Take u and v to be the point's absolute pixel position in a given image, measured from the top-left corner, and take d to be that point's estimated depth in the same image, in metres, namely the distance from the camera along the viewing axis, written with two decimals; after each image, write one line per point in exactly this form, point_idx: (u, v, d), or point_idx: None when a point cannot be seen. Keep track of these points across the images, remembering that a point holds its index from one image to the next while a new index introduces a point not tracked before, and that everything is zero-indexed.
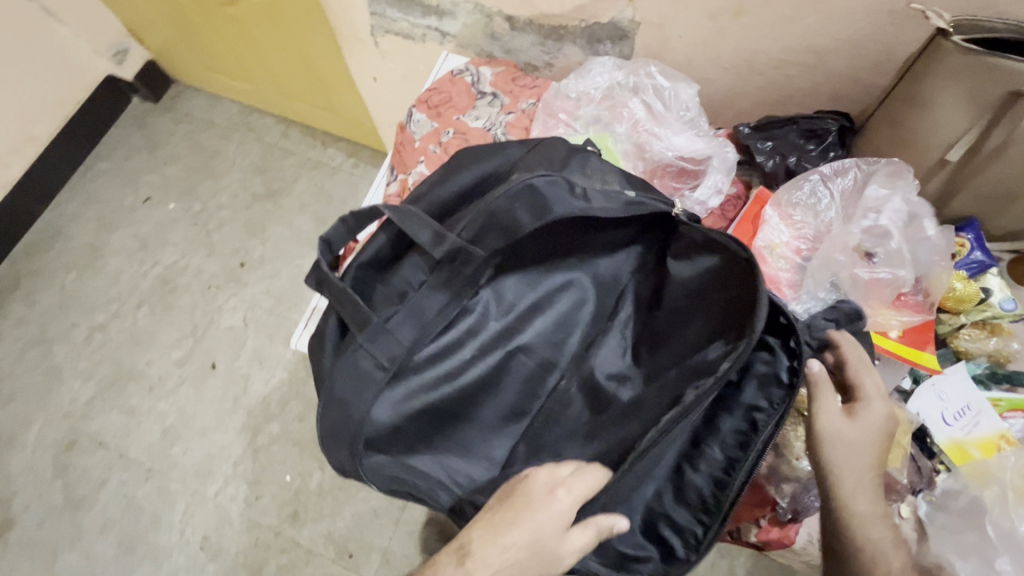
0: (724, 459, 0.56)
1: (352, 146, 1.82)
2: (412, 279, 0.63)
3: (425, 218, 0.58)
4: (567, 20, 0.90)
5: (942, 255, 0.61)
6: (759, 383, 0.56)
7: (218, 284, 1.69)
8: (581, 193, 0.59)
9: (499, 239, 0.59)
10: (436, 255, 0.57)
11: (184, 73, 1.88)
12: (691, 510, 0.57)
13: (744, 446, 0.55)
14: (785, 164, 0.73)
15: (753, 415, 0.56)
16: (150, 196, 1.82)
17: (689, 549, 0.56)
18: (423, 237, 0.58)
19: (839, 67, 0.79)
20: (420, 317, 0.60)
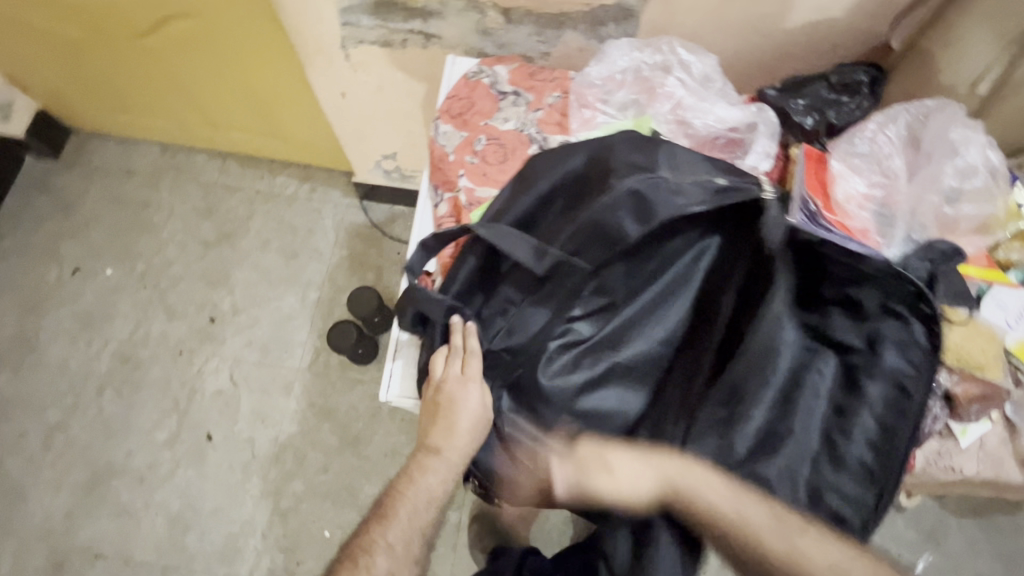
0: (880, 426, 0.60)
1: (304, 170, 1.68)
2: (511, 295, 0.66)
3: (523, 235, 0.60)
4: (568, 6, 0.87)
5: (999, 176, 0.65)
6: (900, 348, 0.60)
7: (190, 348, 1.51)
8: (676, 189, 0.60)
9: (602, 248, 0.62)
10: (541, 270, 0.60)
11: (85, 119, 1.64)
12: (857, 478, 0.61)
13: (900, 412, 0.59)
14: (824, 119, 0.77)
15: (900, 380, 0.60)
16: (79, 266, 1.59)
17: (863, 515, 0.61)
18: (526, 256, 0.61)
19: (842, 19, 0.83)
20: (525, 332, 0.66)
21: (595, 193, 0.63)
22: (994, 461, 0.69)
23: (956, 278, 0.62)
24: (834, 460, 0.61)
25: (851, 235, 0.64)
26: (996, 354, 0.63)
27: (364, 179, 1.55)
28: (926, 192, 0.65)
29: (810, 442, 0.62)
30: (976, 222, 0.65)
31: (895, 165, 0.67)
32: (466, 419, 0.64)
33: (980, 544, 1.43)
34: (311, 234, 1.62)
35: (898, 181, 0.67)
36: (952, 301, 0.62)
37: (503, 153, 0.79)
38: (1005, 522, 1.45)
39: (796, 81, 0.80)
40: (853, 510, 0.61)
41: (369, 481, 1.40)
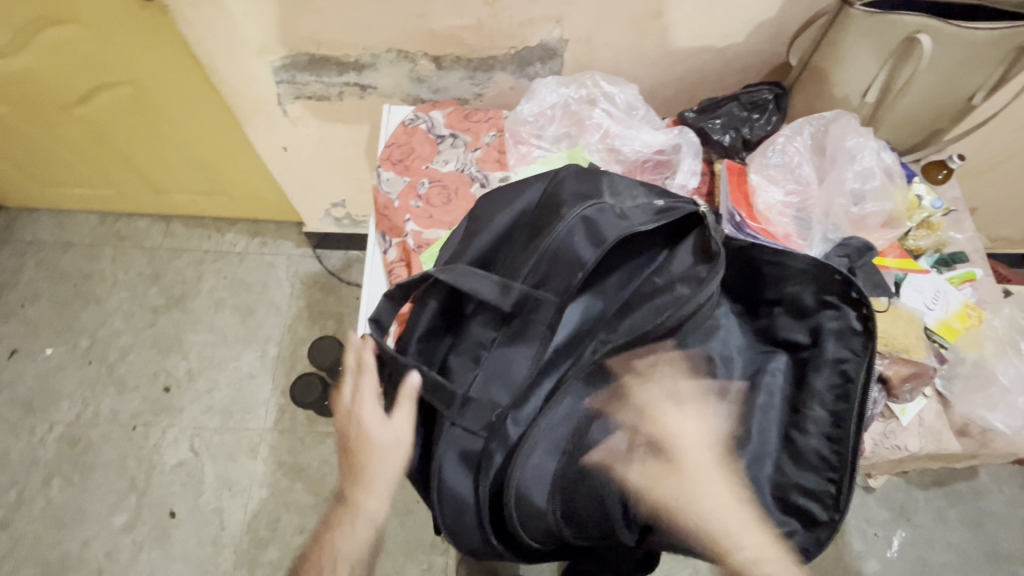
0: (832, 415, 0.63)
1: (254, 225, 1.66)
2: (483, 337, 0.66)
3: (485, 273, 0.60)
4: (495, 50, 0.92)
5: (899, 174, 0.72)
6: (838, 337, 0.63)
7: (145, 421, 1.44)
8: (623, 215, 0.63)
9: (561, 278, 0.62)
10: (508, 305, 0.60)
11: (14, 195, 1.57)
12: (818, 472, 0.63)
13: (845, 397, 0.62)
14: (739, 136, 0.83)
15: (842, 367, 0.63)
16: (16, 349, 1.50)
17: (829, 509, 0.62)
18: (493, 293, 0.60)
19: (745, 45, 0.91)
20: (510, 378, 0.63)
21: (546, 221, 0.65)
22: (934, 435, 0.74)
23: (871, 271, 0.67)
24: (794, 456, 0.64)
25: (774, 241, 0.70)
26: (917, 336, 0.69)
27: (315, 229, 1.54)
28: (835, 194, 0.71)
29: (770, 441, 0.65)
30: (882, 217, 0.71)
31: (805, 172, 0.73)
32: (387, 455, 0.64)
33: (947, 514, 1.50)
34: (265, 288, 1.60)
35: (810, 187, 0.73)
36: (874, 290, 0.66)
37: (447, 195, 0.82)
38: (966, 489, 1.53)
39: (711, 103, 0.86)
40: (819, 505, 0.62)
41: None
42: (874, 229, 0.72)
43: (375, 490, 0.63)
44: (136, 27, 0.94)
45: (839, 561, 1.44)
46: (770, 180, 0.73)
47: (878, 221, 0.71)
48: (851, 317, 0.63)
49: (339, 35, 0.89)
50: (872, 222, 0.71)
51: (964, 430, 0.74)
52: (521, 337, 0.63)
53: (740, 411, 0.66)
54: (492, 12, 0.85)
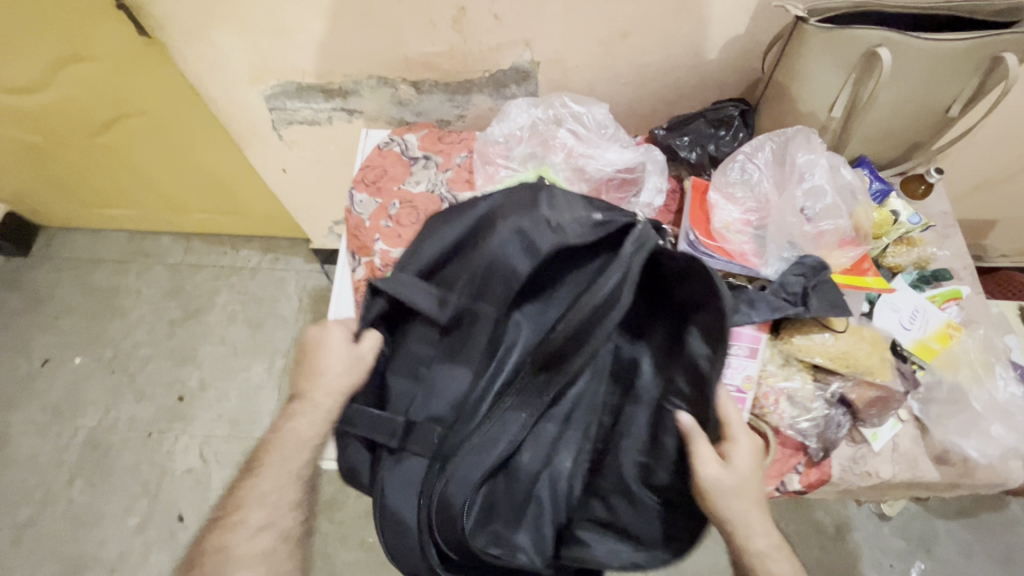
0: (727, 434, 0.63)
1: (266, 242, 1.74)
2: (421, 354, 0.70)
3: (427, 287, 0.67)
4: (471, 73, 0.95)
5: (858, 192, 0.71)
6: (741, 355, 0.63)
7: (159, 428, 1.52)
8: (560, 227, 0.65)
9: (500, 289, 0.65)
10: (443, 317, 0.67)
11: (53, 215, 1.71)
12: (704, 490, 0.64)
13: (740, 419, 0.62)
14: (706, 153, 0.84)
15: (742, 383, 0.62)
16: (49, 358, 1.62)
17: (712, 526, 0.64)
18: (429, 305, 0.67)
19: (718, 61, 0.90)
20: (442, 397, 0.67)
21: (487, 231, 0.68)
22: (909, 461, 0.70)
23: (831, 289, 0.66)
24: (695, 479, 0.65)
25: (731, 259, 0.70)
26: (882, 358, 0.67)
27: (321, 245, 1.61)
28: (791, 211, 0.70)
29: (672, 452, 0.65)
30: (839, 235, 0.70)
31: (765, 188, 0.73)
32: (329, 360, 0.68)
33: (971, 546, 1.41)
34: (274, 303, 1.67)
35: (769, 203, 0.72)
36: (832, 309, 0.64)
37: (416, 215, 0.84)
38: (993, 520, 1.43)
39: (681, 119, 0.86)
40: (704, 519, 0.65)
41: None
42: (831, 248, 0.70)
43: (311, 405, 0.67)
44: (143, 62, 1.02)
45: None
46: (729, 196, 0.73)
47: (835, 240, 0.70)
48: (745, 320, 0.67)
49: (321, 64, 0.94)
50: (828, 240, 0.70)
51: (942, 457, 0.70)
52: (459, 354, 0.68)
53: (655, 425, 0.67)
54: (462, 38, 0.88)
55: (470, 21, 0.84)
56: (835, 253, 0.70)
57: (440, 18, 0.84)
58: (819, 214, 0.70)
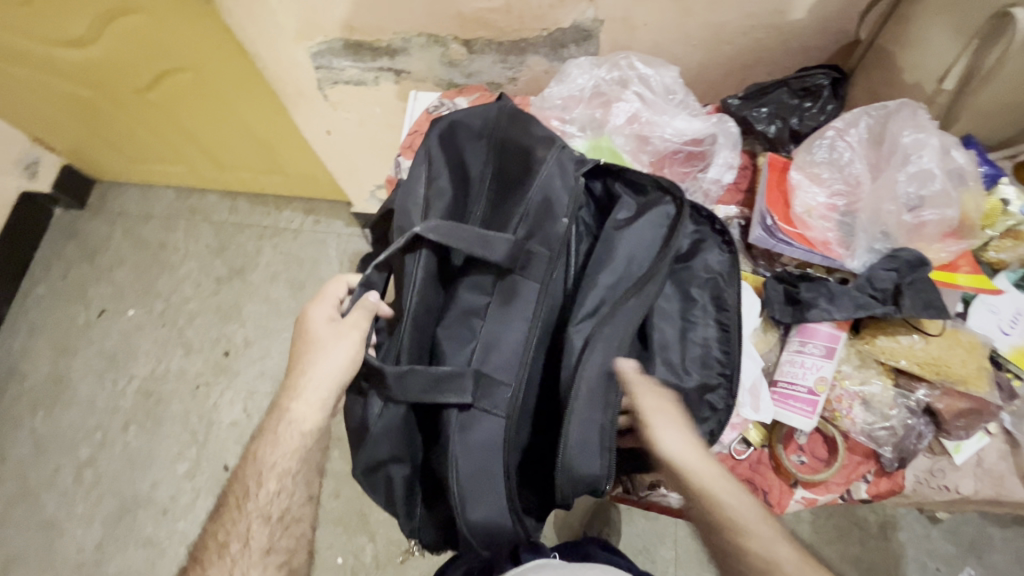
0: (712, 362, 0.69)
1: (309, 204, 1.74)
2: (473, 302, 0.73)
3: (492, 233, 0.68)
4: (526, 31, 0.88)
5: (967, 176, 0.68)
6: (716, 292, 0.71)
7: (206, 381, 1.58)
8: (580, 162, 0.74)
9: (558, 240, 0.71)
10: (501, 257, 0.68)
11: (105, 169, 1.74)
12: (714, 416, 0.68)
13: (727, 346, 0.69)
14: (788, 126, 0.79)
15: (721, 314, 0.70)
16: (104, 308, 1.69)
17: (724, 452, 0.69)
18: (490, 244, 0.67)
19: (804, 21, 0.81)
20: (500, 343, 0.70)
21: (520, 184, 0.74)
22: (994, 478, 0.69)
23: (924, 288, 0.65)
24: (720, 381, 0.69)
25: (810, 247, 0.70)
26: (978, 366, 0.65)
27: (363, 209, 1.59)
28: (886, 197, 0.68)
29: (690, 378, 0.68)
30: (941, 227, 0.68)
31: (855, 170, 0.71)
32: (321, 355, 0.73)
33: None
34: (315, 265, 1.68)
35: (859, 187, 0.71)
36: (926, 308, 0.64)
37: None
38: None
39: (759, 87, 0.80)
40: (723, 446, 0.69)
41: (379, 506, 1.42)
42: (930, 238, 0.69)
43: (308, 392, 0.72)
44: (187, 16, 0.99)
45: None
46: (814, 178, 0.72)
47: (937, 230, 0.68)
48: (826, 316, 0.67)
49: (370, 19, 0.89)
50: (927, 229, 0.68)
51: None
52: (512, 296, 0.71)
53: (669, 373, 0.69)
54: None
55: None
56: (934, 246, 0.69)
57: None
58: (921, 200, 0.68)
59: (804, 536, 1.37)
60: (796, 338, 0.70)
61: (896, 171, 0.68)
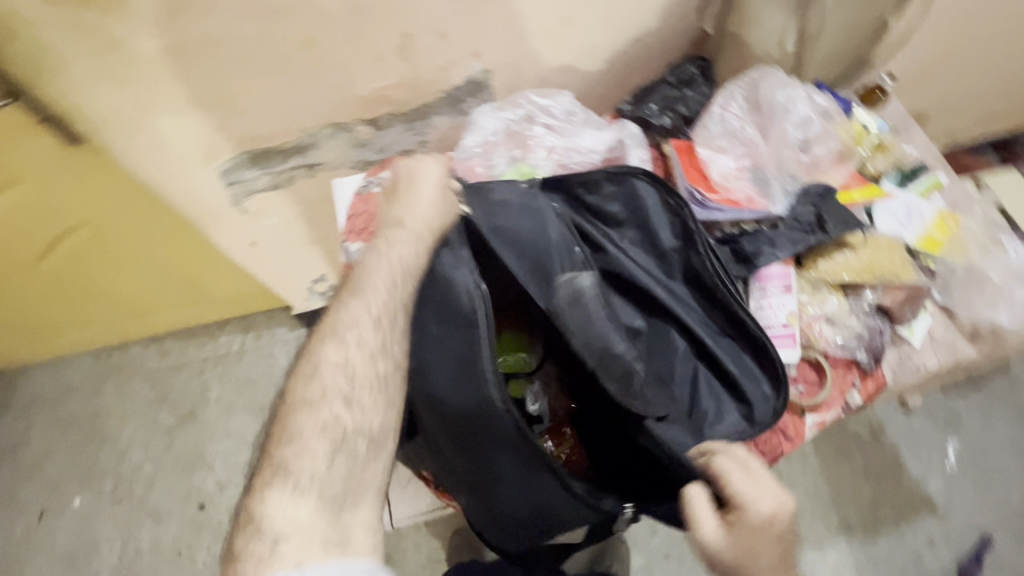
0: (730, 323, 0.69)
1: (244, 321, 1.67)
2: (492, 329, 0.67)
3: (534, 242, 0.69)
4: (424, 97, 0.94)
5: (834, 113, 0.75)
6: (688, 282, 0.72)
7: (188, 544, 1.43)
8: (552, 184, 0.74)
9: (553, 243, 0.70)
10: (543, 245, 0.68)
11: (5, 358, 1.58)
12: (754, 376, 0.67)
13: (743, 263, 0.69)
14: (678, 116, 0.85)
15: (695, 280, 0.71)
16: (44, 508, 1.49)
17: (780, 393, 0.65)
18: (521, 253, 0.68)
19: (658, 31, 0.93)
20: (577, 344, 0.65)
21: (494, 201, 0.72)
22: (951, 347, 0.74)
23: (840, 209, 0.68)
24: (758, 354, 0.67)
25: (739, 207, 0.72)
26: (900, 259, 0.70)
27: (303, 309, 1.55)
28: (784, 147, 0.74)
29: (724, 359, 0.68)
30: (831, 154, 0.74)
31: (750, 134, 0.76)
32: (426, 187, 0.73)
33: (992, 413, 1.49)
34: (270, 381, 1.60)
35: (758, 145, 0.75)
36: (848, 227, 0.67)
37: None
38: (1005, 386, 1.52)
39: (642, 90, 0.88)
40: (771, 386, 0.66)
41: None
42: (831, 166, 0.75)
43: (401, 236, 0.70)
44: (78, 168, 0.96)
45: (903, 494, 1.42)
46: (720, 148, 0.76)
47: (830, 157, 0.75)
48: (806, 225, 0.68)
49: (272, 125, 0.90)
50: (824, 161, 0.75)
51: (976, 334, 0.74)
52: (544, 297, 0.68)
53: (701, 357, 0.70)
54: (412, 64, 0.86)
55: (417, 45, 0.83)
56: (837, 169, 0.75)
57: (387, 50, 0.83)
58: (813, 140, 0.74)
59: (817, 467, 1.45)
60: (754, 286, 0.70)
61: (788, 120, 0.74)
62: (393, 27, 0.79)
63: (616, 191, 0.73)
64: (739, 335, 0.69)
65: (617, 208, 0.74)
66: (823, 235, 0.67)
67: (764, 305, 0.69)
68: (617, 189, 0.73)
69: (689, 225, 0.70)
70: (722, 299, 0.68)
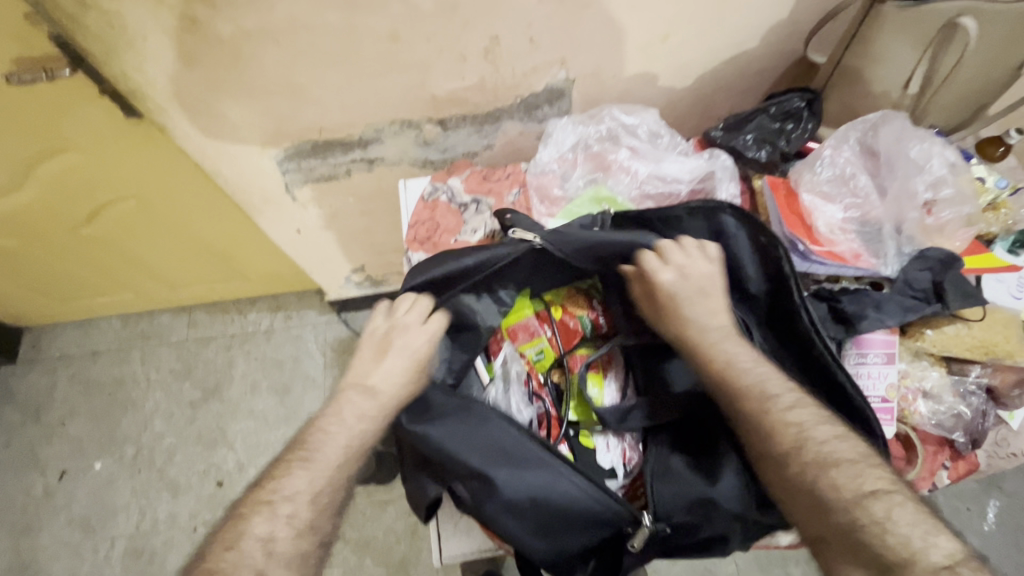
0: (824, 386, 0.63)
1: (274, 301, 1.64)
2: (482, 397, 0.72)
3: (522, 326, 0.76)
4: (500, 102, 0.88)
5: (964, 168, 0.70)
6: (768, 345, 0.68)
7: (204, 521, 1.43)
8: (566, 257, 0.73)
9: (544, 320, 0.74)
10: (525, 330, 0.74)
11: (37, 315, 1.57)
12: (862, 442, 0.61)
13: (838, 320, 0.64)
14: (777, 150, 0.79)
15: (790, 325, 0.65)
16: (65, 469, 1.49)
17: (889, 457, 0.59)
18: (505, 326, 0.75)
19: (757, 51, 0.87)
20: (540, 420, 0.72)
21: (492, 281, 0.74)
22: None
23: (961, 280, 0.63)
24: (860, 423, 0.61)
25: (843, 262, 0.66)
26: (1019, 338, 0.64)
27: (336, 296, 1.51)
28: (906, 203, 0.68)
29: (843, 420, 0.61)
30: (960, 217, 0.68)
31: (861, 183, 0.70)
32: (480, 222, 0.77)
33: None
34: (296, 365, 1.57)
35: (870, 198, 0.70)
36: (971, 300, 0.62)
37: None
38: None
39: (738, 117, 0.81)
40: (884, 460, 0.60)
41: None
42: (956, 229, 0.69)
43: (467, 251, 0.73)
44: (131, 142, 0.93)
45: None
46: (828, 196, 0.70)
47: (958, 220, 0.69)
48: (918, 290, 0.64)
49: (338, 117, 0.85)
50: (951, 224, 0.68)
51: None
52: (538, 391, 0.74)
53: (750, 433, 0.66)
54: (494, 67, 0.81)
55: (503, 49, 0.78)
56: (964, 233, 0.69)
57: (471, 51, 0.77)
58: (937, 198, 0.68)
59: None
60: (851, 350, 0.65)
61: (913, 175, 0.68)
62: (482, 29, 0.74)
63: (700, 227, 0.71)
64: (835, 401, 0.63)
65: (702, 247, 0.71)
66: (940, 307, 0.63)
67: (862, 374, 0.64)
68: (704, 224, 0.71)
69: (782, 268, 0.65)
70: (817, 360, 0.63)
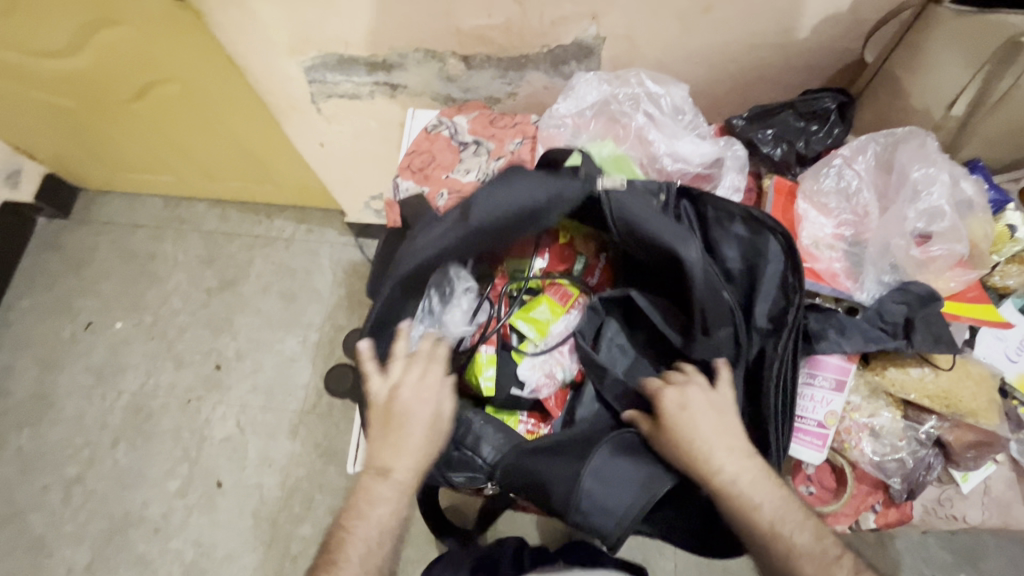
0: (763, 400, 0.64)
1: (300, 212, 1.71)
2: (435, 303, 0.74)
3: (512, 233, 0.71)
4: (527, 48, 0.86)
5: (975, 206, 0.66)
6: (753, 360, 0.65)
7: (197, 396, 1.55)
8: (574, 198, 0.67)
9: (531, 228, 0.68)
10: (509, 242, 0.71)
11: (91, 178, 1.70)
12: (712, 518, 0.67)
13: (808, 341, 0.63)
14: (795, 150, 0.76)
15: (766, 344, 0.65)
16: (90, 321, 1.65)
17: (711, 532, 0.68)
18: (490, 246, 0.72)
19: (809, 42, 0.80)
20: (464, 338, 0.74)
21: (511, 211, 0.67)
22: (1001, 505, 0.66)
23: (936, 323, 0.61)
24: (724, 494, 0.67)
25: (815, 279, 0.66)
26: (989, 399, 0.62)
27: (355, 220, 1.55)
28: (900, 230, 0.65)
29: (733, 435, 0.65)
30: (951, 260, 0.65)
31: (863, 200, 0.68)
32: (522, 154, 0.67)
33: None
34: (307, 277, 1.65)
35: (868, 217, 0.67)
36: (940, 344, 0.60)
37: None
38: None
39: (762, 109, 0.77)
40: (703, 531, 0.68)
41: None
42: (943, 269, 0.66)
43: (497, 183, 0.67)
44: (177, 26, 0.97)
45: None
46: (823, 207, 0.69)
47: (948, 261, 0.65)
48: (893, 327, 0.62)
49: (365, 34, 0.86)
50: (939, 263, 0.65)
51: None
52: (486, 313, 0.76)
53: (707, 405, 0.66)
54: (523, 9, 0.79)
55: None
56: (952, 275, 0.66)
57: None
58: (934, 232, 0.66)
59: None
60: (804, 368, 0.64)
61: (917, 202, 0.65)
62: None
63: (736, 237, 0.67)
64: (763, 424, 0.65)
65: (730, 255, 0.67)
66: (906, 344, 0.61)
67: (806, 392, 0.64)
68: (745, 235, 0.66)
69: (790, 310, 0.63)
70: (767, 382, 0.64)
